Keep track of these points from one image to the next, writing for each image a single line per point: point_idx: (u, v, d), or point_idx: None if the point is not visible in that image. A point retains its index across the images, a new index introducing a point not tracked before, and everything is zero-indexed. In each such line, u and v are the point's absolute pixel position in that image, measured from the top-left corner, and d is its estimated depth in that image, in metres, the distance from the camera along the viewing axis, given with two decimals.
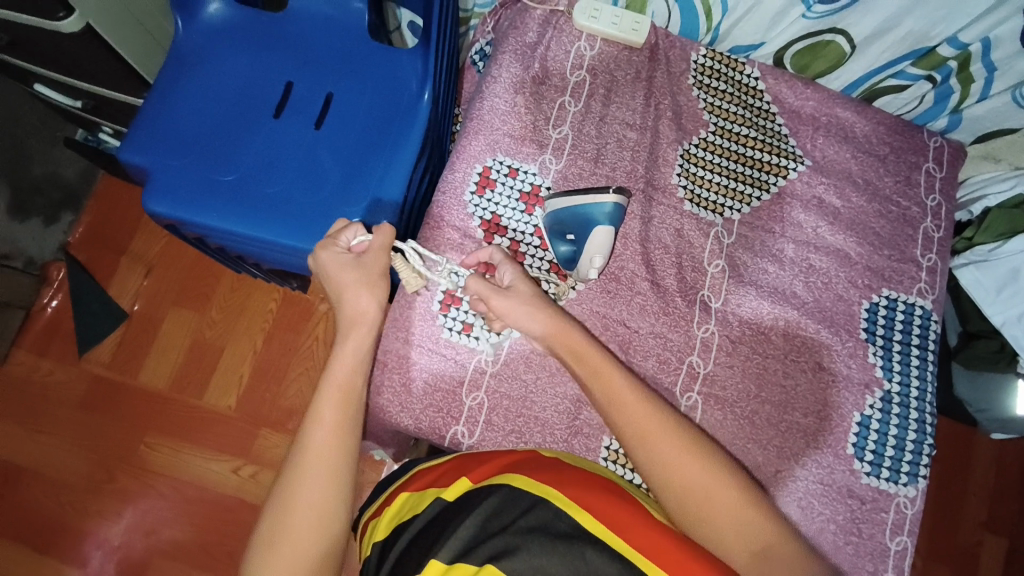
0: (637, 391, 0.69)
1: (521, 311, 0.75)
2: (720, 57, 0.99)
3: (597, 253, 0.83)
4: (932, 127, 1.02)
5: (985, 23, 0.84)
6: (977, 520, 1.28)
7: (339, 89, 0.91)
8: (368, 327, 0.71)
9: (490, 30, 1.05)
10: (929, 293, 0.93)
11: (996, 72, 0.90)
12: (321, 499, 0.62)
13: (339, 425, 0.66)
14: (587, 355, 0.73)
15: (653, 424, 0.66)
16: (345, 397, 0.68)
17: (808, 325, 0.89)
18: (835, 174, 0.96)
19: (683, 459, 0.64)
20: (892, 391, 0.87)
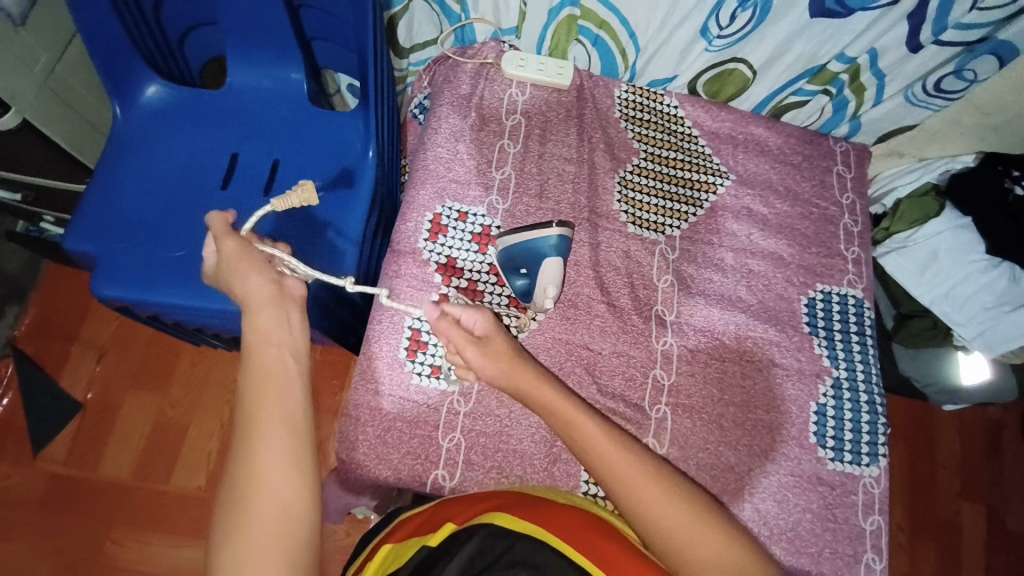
0: (600, 425, 0.71)
1: (501, 363, 0.74)
2: (641, 92, 1.08)
3: (550, 284, 0.87)
4: (836, 133, 1.13)
5: (866, 38, 0.93)
6: (953, 490, 1.34)
7: (284, 155, 0.94)
8: (281, 300, 0.65)
9: (426, 85, 1.11)
10: (859, 282, 1.01)
11: (885, 79, 1.01)
12: (280, 489, 0.56)
13: (276, 406, 0.60)
14: (565, 410, 0.72)
15: (633, 474, 0.66)
16: (277, 373, 0.62)
17: (756, 326, 0.95)
18: (759, 185, 1.05)
19: (653, 490, 0.65)
20: (841, 378, 0.93)
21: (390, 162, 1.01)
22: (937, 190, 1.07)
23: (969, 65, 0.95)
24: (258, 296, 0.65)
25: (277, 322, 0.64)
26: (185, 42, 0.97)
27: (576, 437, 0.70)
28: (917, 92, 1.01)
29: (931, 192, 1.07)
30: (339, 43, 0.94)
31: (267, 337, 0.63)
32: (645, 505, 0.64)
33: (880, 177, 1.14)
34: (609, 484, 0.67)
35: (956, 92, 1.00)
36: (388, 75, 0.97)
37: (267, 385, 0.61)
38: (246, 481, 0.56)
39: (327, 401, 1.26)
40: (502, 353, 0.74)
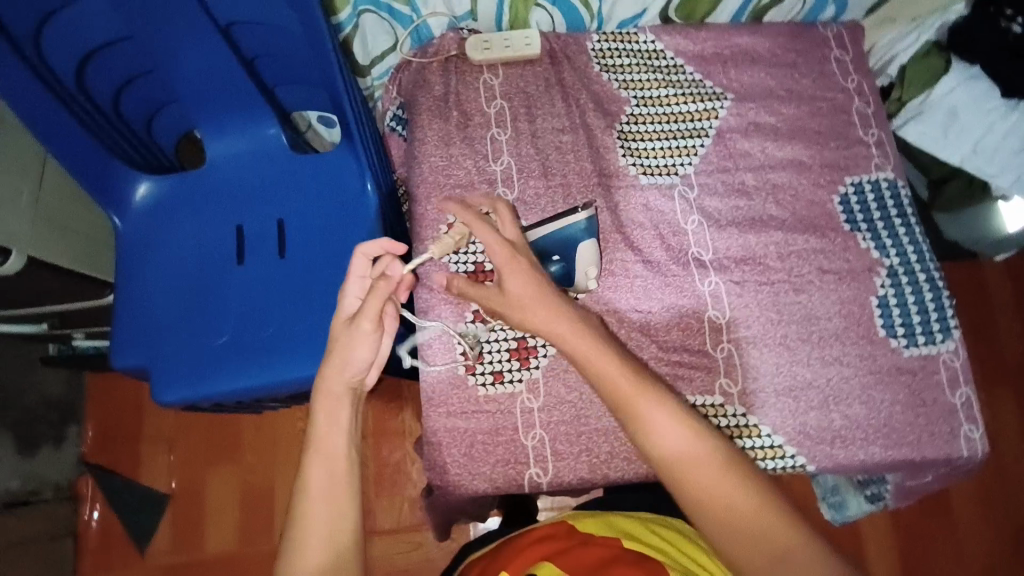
0: (649, 395, 0.66)
1: (526, 299, 0.71)
2: (613, 37, 1.04)
3: (590, 265, 0.88)
4: (823, 17, 1.08)
5: None
6: (1017, 333, 1.34)
7: (286, 212, 0.93)
8: (346, 399, 0.68)
9: (396, 95, 1.05)
10: (886, 164, 0.98)
11: None
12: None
13: (327, 497, 0.64)
14: (578, 349, 0.70)
15: (647, 413, 0.66)
16: (333, 464, 0.66)
17: (796, 239, 0.93)
18: (758, 96, 1.01)
19: (698, 471, 0.63)
20: (894, 265, 0.91)
21: (387, 185, 0.99)
22: (938, 45, 1.03)
23: None
24: (335, 377, 0.68)
25: (344, 413, 0.68)
26: (153, 128, 0.94)
27: (619, 405, 0.67)
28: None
29: (932, 51, 1.04)
30: (300, 80, 0.91)
31: (327, 426, 0.67)
32: (686, 485, 0.63)
33: (880, 46, 1.10)
34: (652, 458, 0.65)
35: None
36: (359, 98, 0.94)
37: (321, 477, 0.65)
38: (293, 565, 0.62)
39: (395, 428, 1.28)
40: (525, 289, 0.71)
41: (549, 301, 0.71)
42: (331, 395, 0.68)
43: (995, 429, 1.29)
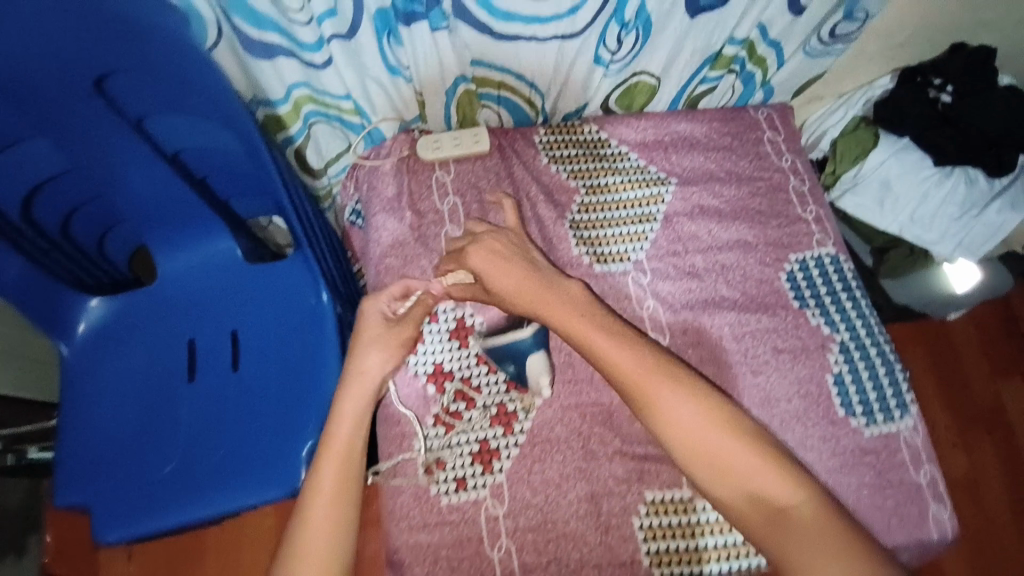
0: (655, 372, 0.73)
1: (515, 294, 0.80)
2: (558, 129, 1.08)
3: (542, 374, 0.88)
4: (752, 100, 1.11)
5: (749, 20, 0.91)
6: (987, 374, 1.36)
7: (240, 322, 0.92)
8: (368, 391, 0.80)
9: (354, 193, 1.07)
10: (828, 240, 1.01)
11: (780, 44, 0.98)
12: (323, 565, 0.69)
13: (334, 497, 0.73)
14: (580, 334, 0.76)
15: (647, 388, 0.72)
16: (343, 467, 0.74)
17: (749, 319, 0.94)
18: (701, 180, 1.05)
19: (696, 438, 0.70)
20: (846, 340, 0.93)
21: (341, 287, 0.98)
22: (866, 121, 1.09)
23: (858, 7, 0.93)
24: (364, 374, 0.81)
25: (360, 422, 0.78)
26: (104, 246, 0.91)
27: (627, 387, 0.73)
28: (814, 46, 1.00)
29: (861, 124, 1.09)
30: (249, 192, 0.88)
31: (343, 431, 0.77)
32: (687, 447, 0.70)
33: (812, 122, 1.17)
34: (655, 426, 0.72)
35: (846, 35, 0.99)
36: (311, 210, 0.94)
37: (331, 476, 0.74)
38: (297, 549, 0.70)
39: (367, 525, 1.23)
40: (517, 278, 0.81)
41: (536, 286, 0.80)
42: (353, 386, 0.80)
43: (974, 479, 1.28)
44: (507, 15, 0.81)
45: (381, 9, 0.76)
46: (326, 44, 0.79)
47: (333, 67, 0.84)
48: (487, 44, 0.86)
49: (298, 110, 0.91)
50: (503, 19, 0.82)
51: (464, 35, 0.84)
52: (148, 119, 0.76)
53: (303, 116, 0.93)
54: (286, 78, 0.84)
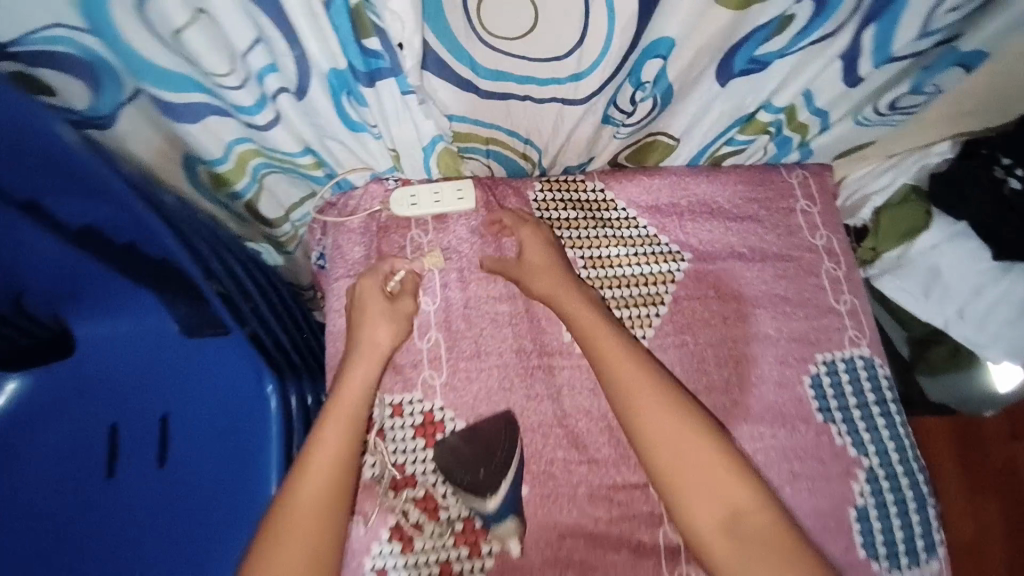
0: (649, 375, 0.76)
1: (536, 265, 0.84)
2: (558, 184, 0.92)
3: (510, 536, 0.76)
4: (786, 160, 0.95)
5: (795, 87, 0.75)
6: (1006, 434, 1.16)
7: (168, 408, 0.81)
8: (380, 357, 0.79)
9: (321, 240, 0.92)
10: (862, 339, 0.88)
11: (827, 113, 0.82)
12: (312, 529, 0.67)
13: (336, 457, 0.72)
14: (582, 322, 0.80)
15: (636, 386, 0.75)
16: (346, 426, 0.74)
17: (762, 432, 0.83)
18: (719, 255, 0.91)
19: (675, 441, 0.72)
20: (874, 466, 0.82)
21: (290, 365, 0.84)
22: (917, 191, 0.94)
23: (930, 81, 0.79)
24: (374, 345, 0.79)
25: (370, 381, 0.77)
26: (25, 310, 0.75)
27: (619, 387, 0.76)
28: (867, 117, 0.84)
29: (912, 195, 0.94)
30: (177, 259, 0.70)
31: (353, 390, 0.76)
32: (663, 447, 0.72)
33: (851, 182, 1.01)
34: (637, 424, 0.74)
35: (909, 106, 0.83)
36: (249, 282, 0.80)
37: (336, 436, 0.73)
38: (289, 508, 0.68)
39: None
40: (537, 252, 0.85)
41: (558, 270, 0.83)
42: (364, 358, 0.79)
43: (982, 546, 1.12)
44: (494, 74, 0.66)
45: (335, 69, 0.61)
46: (267, 104, 0.65)
47: (282, 126, 0.70)
48: (471, 101, 0.71)
49: (246, 163, 0.76)
50: (491, 77, 0.67)
51: (441, 93, 0.68)
52: (44, 199, 0.65)
53: (251, 170, 0.78)
54: (220, 137, 0.69)
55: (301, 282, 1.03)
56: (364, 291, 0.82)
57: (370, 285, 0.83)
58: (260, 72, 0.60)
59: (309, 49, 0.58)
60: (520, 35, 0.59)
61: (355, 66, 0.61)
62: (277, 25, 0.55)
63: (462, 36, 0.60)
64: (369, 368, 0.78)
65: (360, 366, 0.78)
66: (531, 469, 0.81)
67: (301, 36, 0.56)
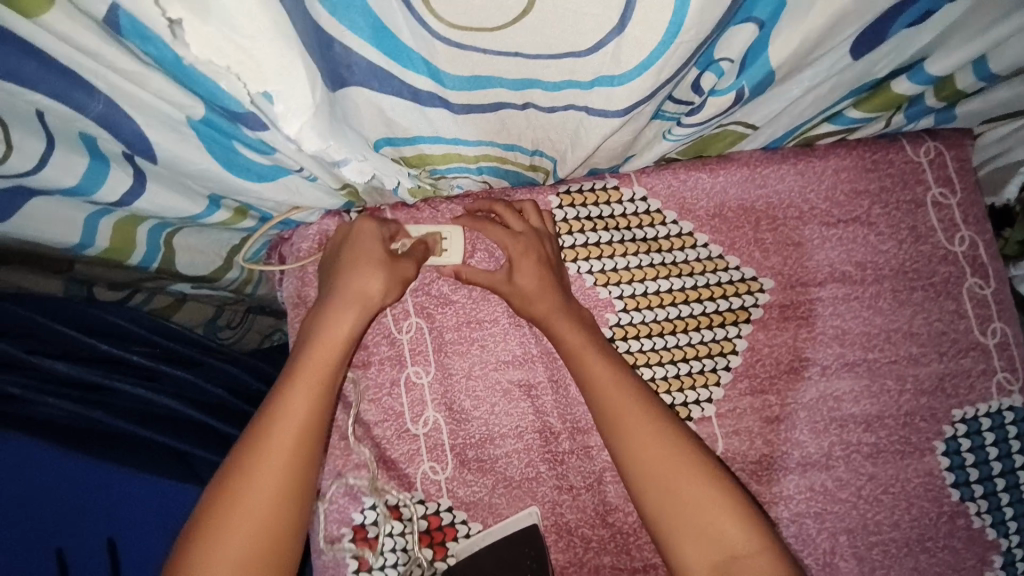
0: (653, 422, 0.52)
1: (532, 279, 0.59)
2: (586, 196, 0.65)
3: None
4: (911, 130, 0.66)
5: (962, 42, 0.48)
6: None
7: (66, 538, 0.50)
8: (370, 307, 0.55)
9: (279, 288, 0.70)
10: (1014, 382, 0.65)
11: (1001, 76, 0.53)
12: (253, 548, 0.46)
13: (301, 431, 0.50)
14: (546, 305, 0.59)
15: (616, 392, 0.54)
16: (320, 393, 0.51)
17: (875, 520, 0.62)
18: (811, 279, 0.65)
19: (666, 465, 0.51)
20: (1014, 547, 0.63)
21: None
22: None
23: None
24: (361, 286, 0.55)
25: (355, 329, 0.54)
26: None
27: (618, 431, 0.53)
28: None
29: None
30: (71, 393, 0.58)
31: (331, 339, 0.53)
32: (647, 470, 0.51)
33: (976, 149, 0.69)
34: (614, 437, 0.53)
35: None
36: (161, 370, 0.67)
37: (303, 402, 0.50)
38: (227, 500, 0.47)
39: None
40: (532, 276, 0.59)
41: (548, 279, 0.60)
42: (342, 298, 0.55)
43: None
44: (467, 83, 0.40)
45: (193, 119, 0.40)
46: (109, 167, 0.45)
47: (154, 182, 0.47)
48: (443, 120, 0.46)
49: (132, 232, 0.54)
50: (464, 88, 0.41)
51: (391, 112, 0.43)
52: None
53: (145, 238, 0.56)
54: (71, 215, 0.50)
55: (275, 304, 0.85)
56: (363, 231, 0.58)
57: (370, 228, 0.58)
58: (70, 132, 0.41)
59: (111, 84, 0.37)
60: (510, 22, 0.33)
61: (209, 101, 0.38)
62: (21, 71, 0.35)
63: (399, 31, 0.34)
64: (352, 314, 0.54)
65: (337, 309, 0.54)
66: None
67: (117, 81, 0.36)
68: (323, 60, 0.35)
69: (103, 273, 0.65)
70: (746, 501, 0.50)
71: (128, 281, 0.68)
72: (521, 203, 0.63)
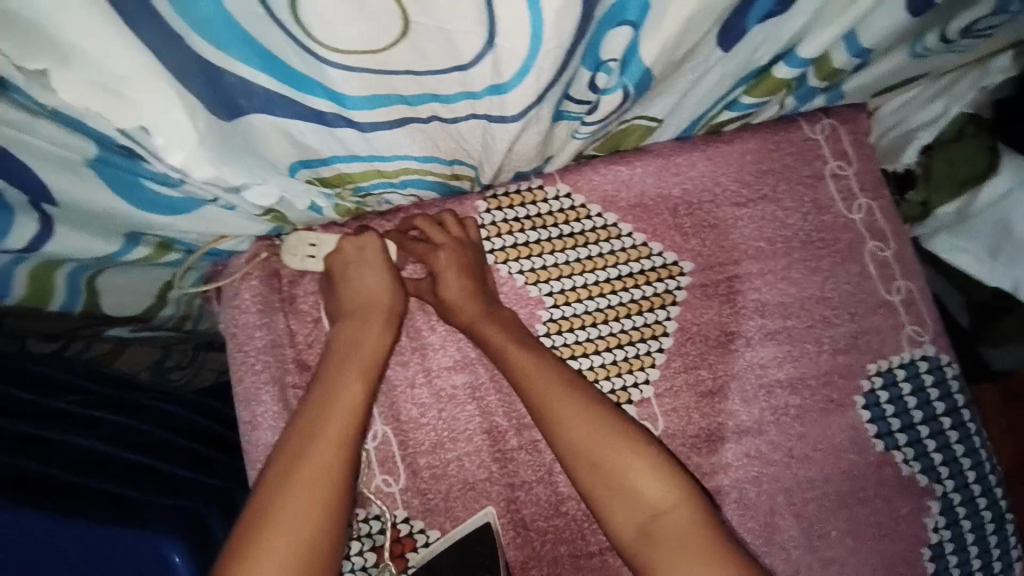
0: (577, 405, 0.55)
1: (454, 285, 0.61)
2: (511, 199, 0.68)
3: None
4: (806, 110, 0.71)
5: (833, 29, 0.52)
6: None
7: None
8: (397, 317, 0.61)
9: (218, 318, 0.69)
10: (924, 334, 0.70)
11: (872, 54, 0.58)
12: (316, 517, 0.49)
13: (353, 416, 0.54)
14: (469, 307, 0.61)
15: (542, 382, 0.57)
16: (362, 382, 0.56)
17: (810, 477, 0.66)
18: (730, 259, 0.69)
19: (594, 445, 0.54)
20: (947, 492, 0.67)
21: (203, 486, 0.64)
22: (976, 122, 0.75)
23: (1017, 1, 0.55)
24: (380, 297, 0.61)
25: (389, 335, 0.59)
26: None
27: (548, 419, 0.56)
28: (929, 47, 0.61)
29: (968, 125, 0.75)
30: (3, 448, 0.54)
31: (365, 344, 0.58)
32: (576, 450, 0.54)
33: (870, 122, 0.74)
34: (544, 423, 0.56)
35: (989, 28, 0.60)
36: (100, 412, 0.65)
37: (353, 390, 0.55)
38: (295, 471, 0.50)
39: None
40: (455, 284, 0.61)
41: (468, 287, 0.62)
42: (368, 311, 0.60)
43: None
44: (369, 103, 0.42)
45: (93, 159, 0.41)
46: (12, 216, 0.44)
47: (63, 227, 0.47)
48: (353, 139, 0.47)
49: (50, 278, 0.54)
50: (367, 107, 0.42)
51: (299, 137, 0.44)
52: None
53: (64, 282, 0.55)
54: None
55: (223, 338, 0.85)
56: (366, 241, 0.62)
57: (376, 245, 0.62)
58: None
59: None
60: (393, 41, 0.35)
61: (101, 139, 0.40)
62: None
63: (288, 58, 0.36)
64: (383, 326, 0.60)
65: (367, 323, 0.59)
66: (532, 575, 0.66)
67: (9, 133, 0.37)
68: (211, 90, 0.36)
69: (36, 325, 0.63)
70: (669, 470, 0.54)
71: (60, 331, 0.65)
72: (440, 215, 0.65)
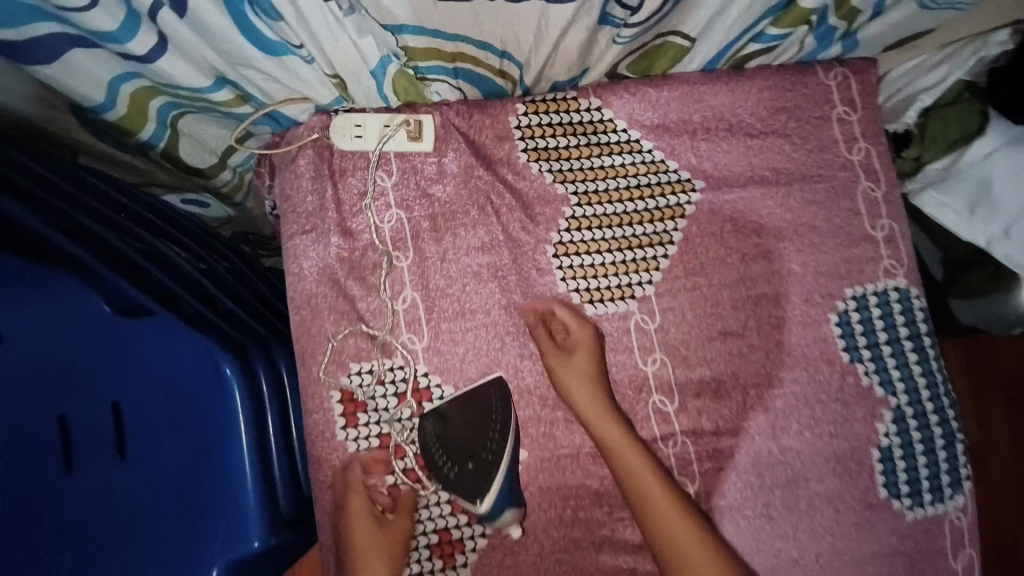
0: (623, 436, 0.70)
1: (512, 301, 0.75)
2: (546, 106, 0.75)
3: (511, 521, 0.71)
4: (824, 58, 0.79)
5: None
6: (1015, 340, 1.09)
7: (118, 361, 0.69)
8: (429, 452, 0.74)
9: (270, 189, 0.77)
10: (900, 268, 0.78)
11: None
12: None
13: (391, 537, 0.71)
14: (541, 335, 0.74)
15: (597, 411, 0.71)
16: (407, 516, 0.72)
17: (779, 380, 0.75)
18: (739, 182, 0.77)
19: (632, 468, 0.69)
20: (903, 405, 0.76)
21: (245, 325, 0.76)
22: (972, 89, 0.81)
23: None
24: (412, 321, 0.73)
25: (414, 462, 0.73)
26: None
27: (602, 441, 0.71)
28: None
29: (965, 91, 0.81)
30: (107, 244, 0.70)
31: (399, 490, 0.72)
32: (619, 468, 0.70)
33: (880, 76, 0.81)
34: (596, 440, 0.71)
35: None
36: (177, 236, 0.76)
37: (396, 529, 0.71)
38: None
39: None
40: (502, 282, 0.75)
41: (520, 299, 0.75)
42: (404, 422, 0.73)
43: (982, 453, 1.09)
44: None
45: None
46: (139, 25, 0.53)
47: (173, 51, 0.57)
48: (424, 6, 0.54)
49: (145, 102, 0.62)
50: None
51: None
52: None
53: (154, 112, 0.64)
54: (100, 74, 0.58)
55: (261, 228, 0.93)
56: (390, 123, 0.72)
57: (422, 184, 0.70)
58: None
59: None
60: None
61: None
62: None
63: None
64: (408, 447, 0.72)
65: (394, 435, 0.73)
66: (529, 433, 0.75)
67: None
68: None
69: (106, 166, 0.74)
70: (680, 497, 0.69)
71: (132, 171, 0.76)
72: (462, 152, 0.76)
